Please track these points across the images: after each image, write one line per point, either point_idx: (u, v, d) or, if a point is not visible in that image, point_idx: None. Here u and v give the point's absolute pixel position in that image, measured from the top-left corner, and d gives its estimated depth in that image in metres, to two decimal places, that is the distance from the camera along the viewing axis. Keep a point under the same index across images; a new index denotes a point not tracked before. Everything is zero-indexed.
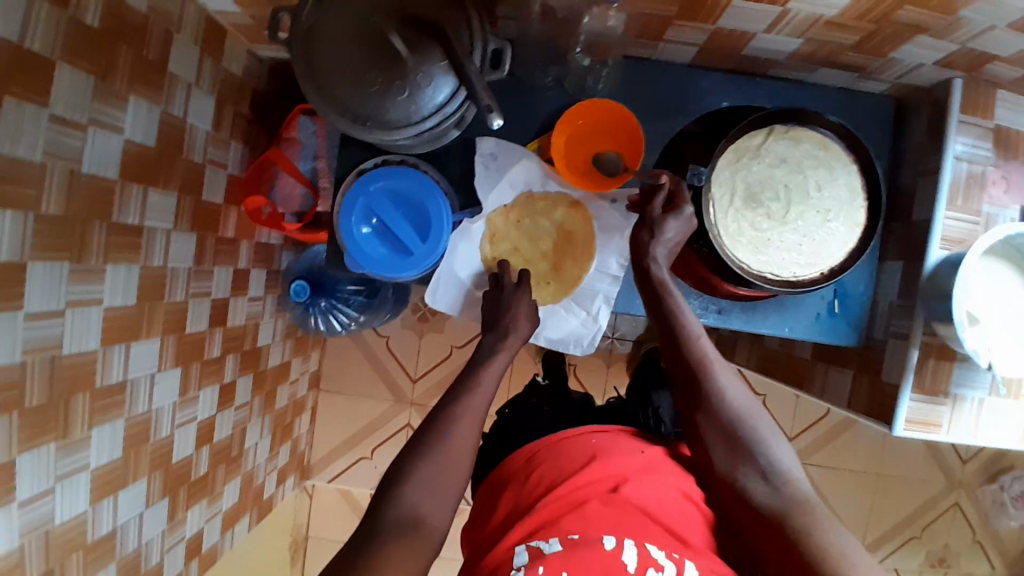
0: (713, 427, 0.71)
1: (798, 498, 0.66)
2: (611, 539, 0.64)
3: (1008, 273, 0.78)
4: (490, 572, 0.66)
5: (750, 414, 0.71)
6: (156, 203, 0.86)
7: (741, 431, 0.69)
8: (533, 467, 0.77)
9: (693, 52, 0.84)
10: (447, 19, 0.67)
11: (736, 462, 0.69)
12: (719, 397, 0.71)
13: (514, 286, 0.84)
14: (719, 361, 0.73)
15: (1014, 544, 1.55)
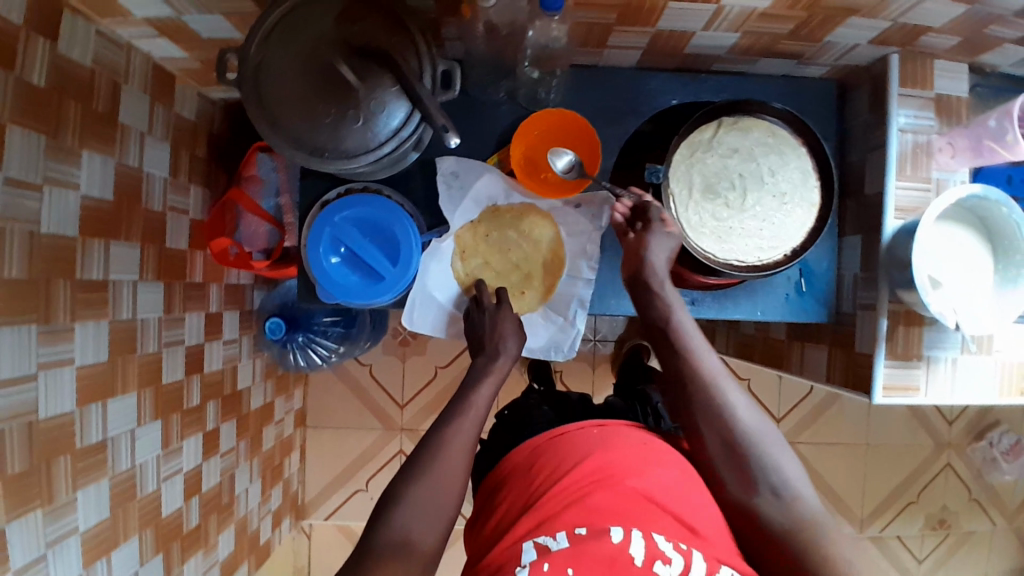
0: (720, 445, 0.73)
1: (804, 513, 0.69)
2: (619, 531, 0.64)
3: (958, 234, 0.81)
4: (498, 568, 0.66)
5: (758, 431, 0.73)
6: (120, 255, 0.85)
7: (749, 452, 0.72)
8: (535, 462, 0.77)
9: (638, 54, 0.86)
10: (395, 46, 0.69)
11: (743, 485, 0.72)
12: (728, 413, 0.74)
13: (495, 306, 0.85)
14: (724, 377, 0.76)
15: (1009, 497, 1.58)
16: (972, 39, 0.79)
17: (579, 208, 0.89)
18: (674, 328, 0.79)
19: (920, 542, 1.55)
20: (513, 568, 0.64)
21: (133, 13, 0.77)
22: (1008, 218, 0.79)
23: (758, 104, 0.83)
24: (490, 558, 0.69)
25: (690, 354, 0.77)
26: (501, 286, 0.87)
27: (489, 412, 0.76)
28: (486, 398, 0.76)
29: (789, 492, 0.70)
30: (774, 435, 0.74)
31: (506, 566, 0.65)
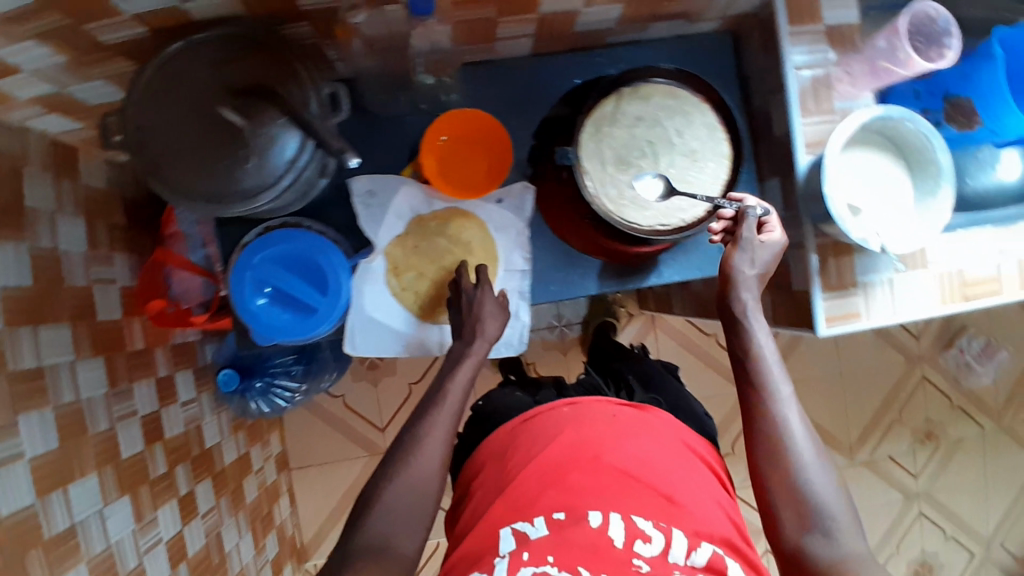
0: (783, 487, 0.70)
1: (851, 556, 0.66)
2: (598, 515, 0.68)
3: (869, 158, 0.82)
4: (479, 555, 0.70)
5: (820, 480, 0.70)
6: (51, 339, 0.83)
7: (805, 491, 0.69)
8: (508, 445, 0.81)
9: (529, 41, 0.86)
10: (274, 78, 0.68)
11: (799, 529, 0.69)
12: (795, 453, 0.71)
13: (474, 287, 0.84)
14: (789, 404, 0.74)
15: (992, 398, 1.58)
16: None
17: (501, 203, 0.90)
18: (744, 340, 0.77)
19: (913, 457, 1.56)
20: (495, 559, 0.68)
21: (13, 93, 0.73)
22: (915, 133, 0.79)
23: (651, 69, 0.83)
24: (467, 545, 0.72)
25: (762, 373, 0.75)
26: (479, 265, 0.85)
27: (468, 399, 0.78)
28: (464, 383, 0.77)
29: (838, 536, 0.67)
30: (827, 474, 0.71)
31: (486, 555, 0.69)
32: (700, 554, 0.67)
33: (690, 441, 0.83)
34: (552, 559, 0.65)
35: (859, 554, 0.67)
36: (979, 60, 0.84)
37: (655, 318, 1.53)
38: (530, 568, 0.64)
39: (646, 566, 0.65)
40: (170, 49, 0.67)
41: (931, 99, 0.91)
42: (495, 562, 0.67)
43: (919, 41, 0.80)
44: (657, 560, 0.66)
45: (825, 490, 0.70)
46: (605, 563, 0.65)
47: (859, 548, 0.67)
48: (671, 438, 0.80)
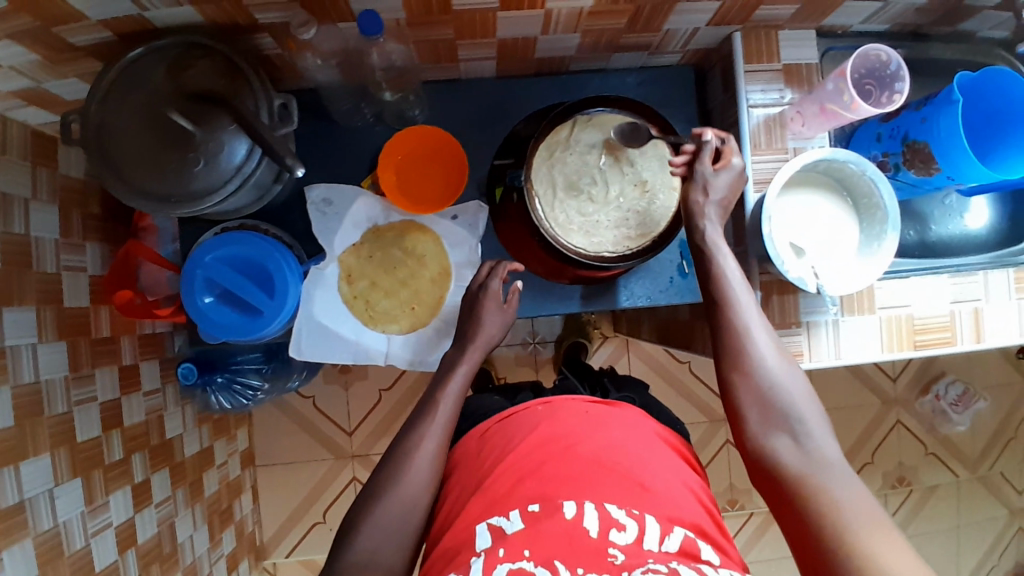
0: (749, 392, 0.69)
1: (821, 455, 0.65)
2: (572, 505, 0.64)
3: (816, 198, 0.83)
4: (449, 552, 0.66)
5: (787, 385, 0.68)
6: (15, 322, 0.86)
7: (773, 393, 0.68)
8: (482, 445, 0.77)
9: (492, 64, 0.88)
10: (229, 89, 0.71)
11: (766, 433, 0.67)
12: (761, 363, 0.69)
13: (479, 289, 0.85)
14: (752, 310, 0.72)
15: (968, 447, 1.55)
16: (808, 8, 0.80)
17: (456, 219, 0.92)
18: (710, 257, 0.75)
19: (884, 502, 1.53)
20: (469, 558, 0.63)
21: None
22: (862, 176, 0.80)
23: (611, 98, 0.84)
24: (442, 546, 0.67)
25: (726, 284, 0.73)
26: (492, 266, 0.86)
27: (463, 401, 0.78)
28: (456, 392, 0.77)
29: (809, 441, 0.66)
30: (797, 378, 0.69)
31: (462, 553, 0.64)
32: (672, 540, 0.63)
33: (664, 432, 0.78)
34: (529, 553, 0.61)
35: (829, 455, 0.65)
36: (940, 104, 0.80)
37: (630, 342, 1.48)
38: (506, 564, 0.60)
39: (621, 556, 0.60)
40: (133, 54, 0.70)
41: (891, 142, 0.88)
42: (470, 562, 0.62)
43: (868, 84, 0.80)
44: (632, 547, 0.61)
45: (793, 393, 0.68)
46: (582, 556, 0.60)
47: (828, 449, 0.65)
48: (639, 424, 0.77)
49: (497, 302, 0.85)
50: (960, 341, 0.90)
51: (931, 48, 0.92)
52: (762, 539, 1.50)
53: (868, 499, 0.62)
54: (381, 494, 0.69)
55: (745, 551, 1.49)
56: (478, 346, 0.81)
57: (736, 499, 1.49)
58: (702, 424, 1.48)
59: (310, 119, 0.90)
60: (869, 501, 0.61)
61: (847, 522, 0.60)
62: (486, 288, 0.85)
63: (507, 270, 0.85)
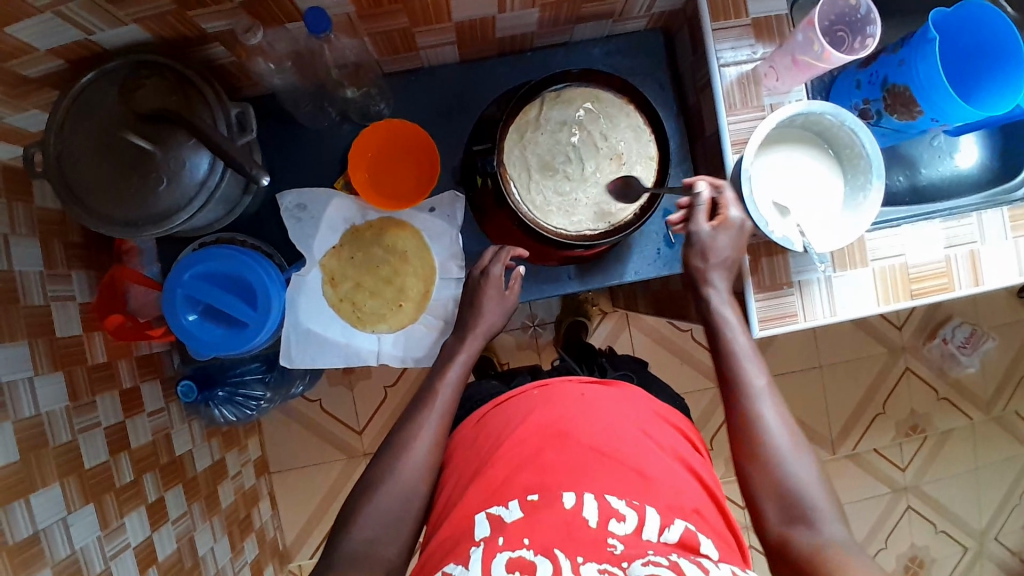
0: (765, 479, 0.68)
1: (840, 544, 0.63)
2: (571, 496, 0.62)
3: (796, 153, 0.81)
4: (449, 542, 0.62)
5: (802, 474, 0.68)
6: (7, 357, 0.81)
7: (787, 482, 0.67)
8: (478, 432, 0.74)
9: (454, 49, 0.86)
10: (184, 105, 0.71)
11: (785, 523, 0.66)
12: (774, 450, 0.69)
13: (480, 275, 0.84)
14: (765, 393, 0.73)
15: (979, 387, 1.54)
16: None
17: (434, 211, 0.91)
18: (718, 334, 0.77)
19: (900, 451, 1.51)
20: (469, 547, 0.59)
21: None
22: (841, 127, 0.78)
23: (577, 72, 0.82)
24: (443, 534, 0.64)
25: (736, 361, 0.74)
26: (496, 249, 0.85)
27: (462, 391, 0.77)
28: (455, 381, 0.77)
29: (824, 530, 0.64)
30: (810, 466, 0.69)
31: (461, 543, 0.61)
32: (672, 532, 0.61)
33: (664, 410, 0.77)
34: (528, 542, 0.58)
35: (846, 545, 0.63)
36: (917, 45, 0.78)
37: (629, 315, 1.46)
38: (505, 553, 0.57)
39: (620, 546, 0.58)
40: (83, 80, 0.69)
41: (871, 88, 0.85)
42: (469, 551, 0.59)
43: (840, 30, 0.78)
44: (631, 537, 0.59)
45: (807, 480, 0.67)
46: (580, 544, 0.58)
47: (844, 538, 0.64)
48: (642, 407, 0.75)
49: (499, 289, 0.84)
50: (958, 287, 0.88)
51: None
52: None
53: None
54: (390, 496, 0.67)
55: None
56: (477, 335, 0.81)
57: None
58: (709, 390, 1.47)
59: (273, 123, 0.90)
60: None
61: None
62: (487, 274, 0.84)
63: (509, 255, 0.84)
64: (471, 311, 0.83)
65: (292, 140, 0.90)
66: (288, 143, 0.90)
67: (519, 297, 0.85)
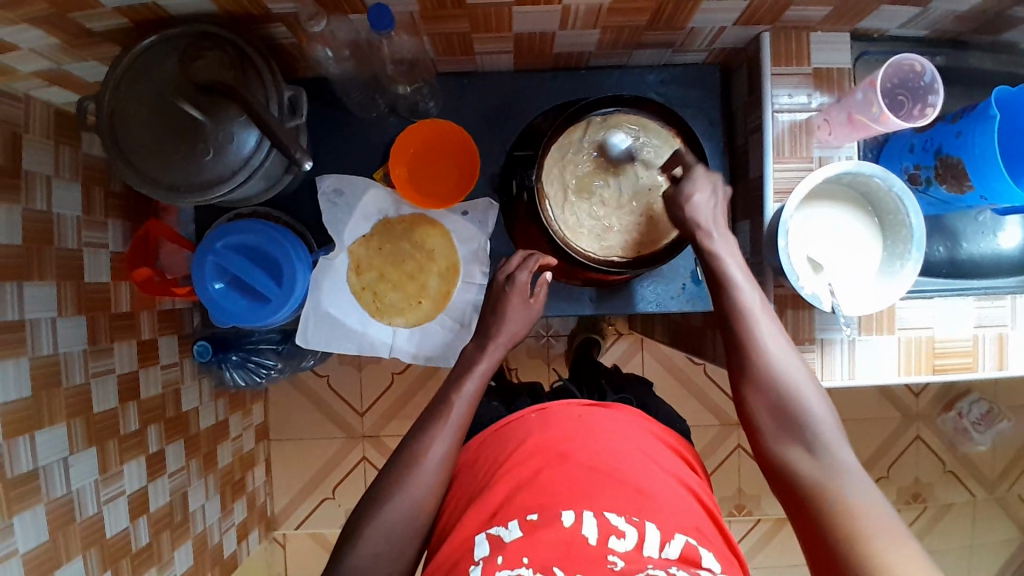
0: (760, 392, 0.67)
1: (840, 468, 0.61)
2: (570, 513, 0.62)
3: (836, 211, 0.80)
4: (450, 568, 0.63)
5: (797, 384, 0.66)
6: (35, 294, 0.84)
7: (784, 391, 0.66)
8: (479, 457, 0.74)
9: (509, 58, 0.86)
10: (237, 80, 0.72)
11: (786, 444, 0.64)
12: (765, 365, 0.68)
13: (504, 279, 0.84)
14: (758, 305, 0.71)
15: (988, 466, 1.50)
16: (843, 9, 0.75)
17: (466, 215, 0.92)
18: (714, 256, 0.75)
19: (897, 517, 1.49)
20: (469, 566, 0.61)
21: (18, 69, 0.74)
22: (887, 191, 0.76)
23: (627, 98, 0.83)
24: (441, 555, 0.65)
25: (736, 291, 0.72)
26: (528, 252, 0.86)
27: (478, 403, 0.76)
28: (471, 396, 0.75)
29: (823, 450, 0.62)
30: (812, 386, 0.67)
31: (461, 565, 0.62)
32: (673, 547, 0.61)
33: (661, 434, 0.77)
34: (527, 561, 0.59)
35: (852, 469, 0.61)
36: (977, 118, 0.76)
37: (645, 339, 1.45)
38: (504, 572, 0.58)
39: (620, 563, 0.58)
40: (144, 43, 0.71)
41: (924, 154, 0.83)
42: (468, 572, 0.60)
43: (901, 95, 0.77)
44: (632, 554, 0.59)
45: (817, 412, 0.65)
46: (579, 562, 0.58)
47: (847, 460, 0.61)
48: (639, 430, 0.75)
49: (523, 296, 0.84)
50: (981, 368, 0.86)
51: (970, 58, 0.87)
52: (767, 544, 1.48)
53: (892, 517, 0.56)
54: (381, 491, 0.67)
55: (751, 555, 1.48)
56: (500, 343, 0.79)
57: (742, 504, 1.47)
58: (714, 427, 1.46)
59: (322, 105, 0.91)
60: (892, 519, 0.56)
61: (869, 538, 0.54)
62: (513, 280, 0.84)
63: (537, 263, 0.84)
64: (486, 320, 0.83)
65: (338, 125, 0.91)
66: (333, 128, 0.91)
67: (541, 307, 0.85)
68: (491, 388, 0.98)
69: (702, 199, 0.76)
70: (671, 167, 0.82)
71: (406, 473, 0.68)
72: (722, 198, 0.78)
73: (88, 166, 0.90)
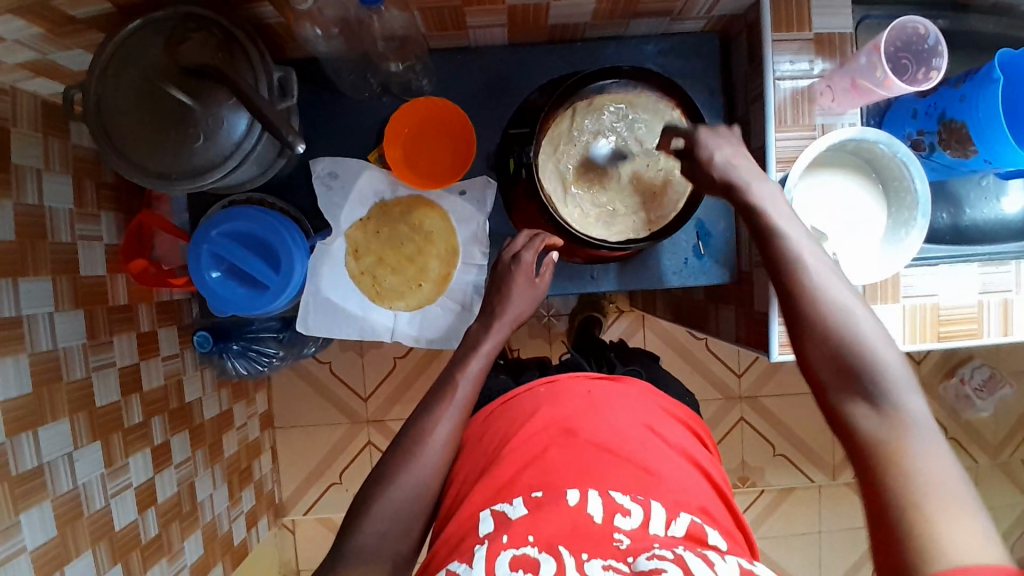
0: (817, 344, 0.58)
1: (909, 427, 0.52)
2: (575, 492, 0.62)
3: (840, 180, 0.79)
4: (456, 542, 0.62)
5: (862, 333, 0.57)
6: (32, 290, 0.83)
7: (845, 339, 0.57)
8: (486, 430, 0.74)
9: (503, 31, 0.84)
10: (225, 62, 0.70)
11: (845, 396, 0.55)
12: (817, 312, 0.59)
13: (510, 262, 0.83)
14: (810, 247, 0.63)
15: (989, 432, 1.51)
16: None
17: (464, 195, 0.91)
18: (761, 210, 0.67)
19: None
20: (474, 544, 0.59)
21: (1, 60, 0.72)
22: (891, 158, 0.75)
23: (607, 70, 0.81)
24: (448, 531, 0.64)
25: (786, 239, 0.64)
26: (529, 232, 0.85)
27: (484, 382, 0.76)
28: (478, 372, 0.75)
29: (890, 404, 0.53)
30: (884, 339, 0.57)
31: (466, 540, 0.61)
32: (679, 526, 0.61)
33: (668, 407, 0.77)
34: (532, 539, 0.58)
35: (920, 422, 0.52)
36: (980, 82, 0.75)
37: (646, 316, 1.45)
38: (509, 551, 0.56)
39: (626, 541, 0.58)
40: (129, 27, 0.69)
41: (927, 120, 0.82)
42: (473, 549, 0.59)
43: (904, 58, 0.74)
44: (638, 532, 0.59)
45: (886, 362, 0.55)
46: (584, 540, 0.58)
47: (917, 410, 0.53)
48: (648, 404, 0.74)
49: (529, 276, 0.83)
50: (986, 334, 0.85)
51: (973, 19, 0.85)
52: (773, 515, 1.49)
53: (961, 484, 0.48)
54: (390, 475, 0.67)
55: (757, 526, 1.49)
56: (505, 321, 0.79)
57: (747, 476, 1.48)
58: (717, 401, 1.46)
59: (313, 87, 0.89)
60: (963, 488, 0.48)
61: (928, 503, 0.47)
62: (518, 261, 0.83)
63: (543, 243, 0.83)
64: (488, 300, 0.83)
65: (331, 107, 0.90)
66: (325, 110, 0.90)
67: (547, 287, 0.84)
68: (497, 364, 0.98)
69: (727, 155, 0.71)
70: (670, 139, 0.79)
71: (413, 458, 0.68)
72: (744, 151, 0.72)
73: (78, 158, 0.88)
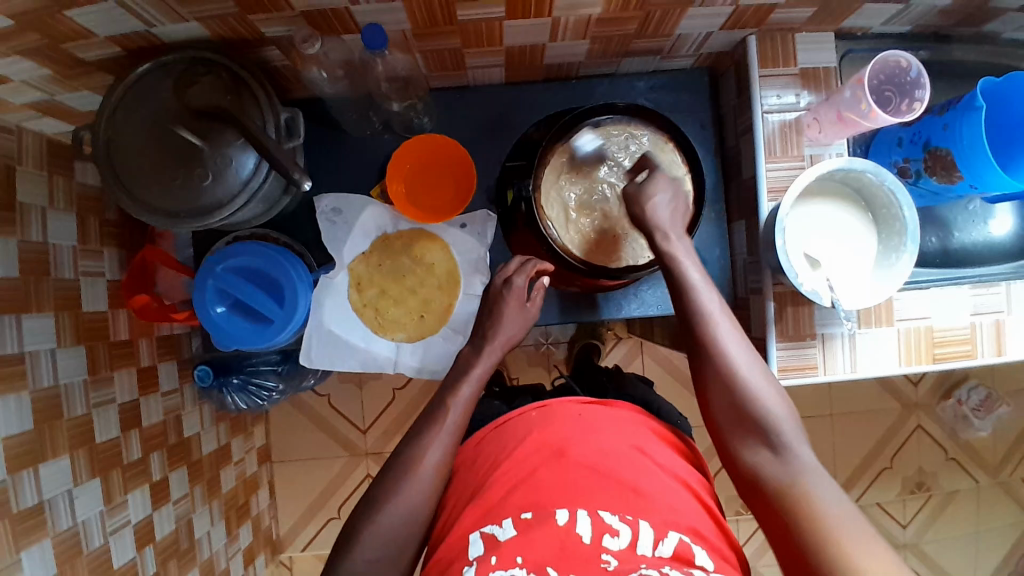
0: (722, 398, 0.68)
1: (803, 470, 0.62)
2: (565, 512, 0.62)
3: (832, 207, 0.81)
4: (447, 564, 0.64)
5: (757, 387, 0.67)
6: (34, 326, 0.83)
7: (743, 394, 0.67)
8: (478, 453, 0.74)
9: (501, 70, 0.87)
10: (235, 104, 0.73)
11: (748, 446, 0.65)
12: (725, 369, 0.68)
13: (500, 284, 0.85)
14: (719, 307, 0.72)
15: (987, 452, 1.52)
16: (827, 8, 0.76)
17: (464, 227, 0.93)
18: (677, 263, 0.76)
19: (903, 507, 1.49)
20: (463, 566, 0.62)
21: (9, 101, 0.74)
22: (880, 186, 0.77)
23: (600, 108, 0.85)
24: (438, 552, 0.66)
25: (695, 293, 0.73)
26: (519, 257, 0.87)
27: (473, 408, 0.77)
28: (468, 399, 0.76)
29: (787, 451, 0.64)
30: (777, 393, 0.67)
31: (456, 564, 0.63)
32: (667, 545, 0.61)
33: (662, 431, 0.76)
34: (521, 560, 0.59)
35: (813, 467, 0.63)
36: (962, 111, 0.78)
37: (644, 342, 1.46)
38: (499, 573, 0.59)
39: (614, 562, 0.59)
40: (140, 69, 0.71)
41: (912, 148, 0.85)
42: (463, 571, 0.61)
43: (889, 90, 0.78)
44: (625, 553, 0.60)
45: (776, 411, 0.66)
46: (573, 562, 0.59)
47: (808, 459, 0.63)
48: (635, 423, 0.75)
49: (520, 301, 0.84)
50: (980, 354, 0.87)
51: (951, 52, 0.89)
52: None
53: (853, 512, 0.58)
54: (394, 508, 0.67)
55: (760, 553, 1.48)
56: (496, 346, 0.80)
57: None
58: None
59: (315, 124, 0.91)
60: (860, 522, 0.57)
61: (829, 529, 0.56)
62: (510, 285, 0.84)
63: (534, 268, 0.84)
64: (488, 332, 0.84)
65: (332, 144, 0.92)
66: (326, 146, 0.92)
67: (537, 312, 0.86)
68: (499, 393, 0.99)
69: (660, 204, 0.78)
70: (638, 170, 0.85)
71: (416, 490, 0.68)
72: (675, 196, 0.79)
73: (83, 195, 0.89)
